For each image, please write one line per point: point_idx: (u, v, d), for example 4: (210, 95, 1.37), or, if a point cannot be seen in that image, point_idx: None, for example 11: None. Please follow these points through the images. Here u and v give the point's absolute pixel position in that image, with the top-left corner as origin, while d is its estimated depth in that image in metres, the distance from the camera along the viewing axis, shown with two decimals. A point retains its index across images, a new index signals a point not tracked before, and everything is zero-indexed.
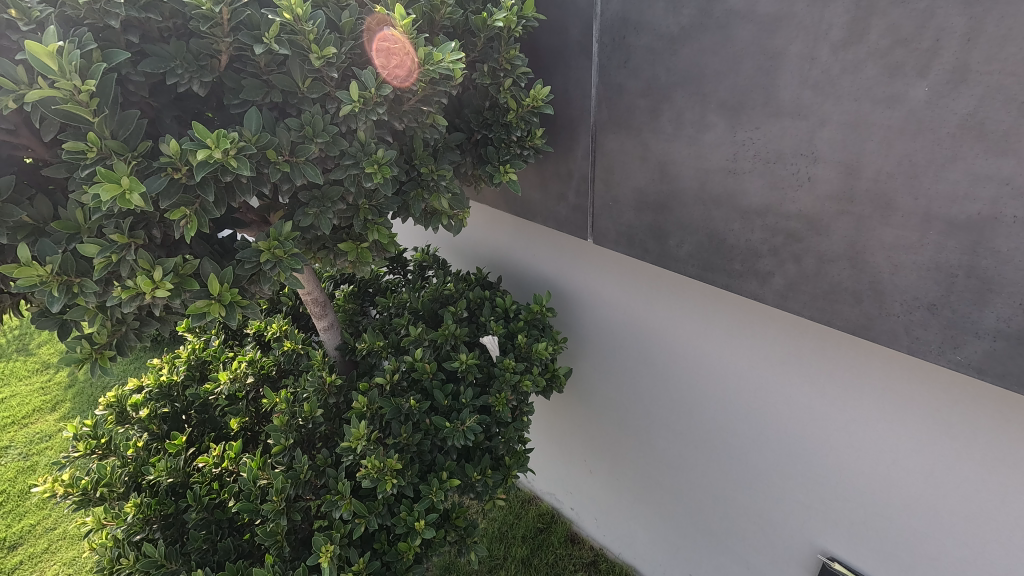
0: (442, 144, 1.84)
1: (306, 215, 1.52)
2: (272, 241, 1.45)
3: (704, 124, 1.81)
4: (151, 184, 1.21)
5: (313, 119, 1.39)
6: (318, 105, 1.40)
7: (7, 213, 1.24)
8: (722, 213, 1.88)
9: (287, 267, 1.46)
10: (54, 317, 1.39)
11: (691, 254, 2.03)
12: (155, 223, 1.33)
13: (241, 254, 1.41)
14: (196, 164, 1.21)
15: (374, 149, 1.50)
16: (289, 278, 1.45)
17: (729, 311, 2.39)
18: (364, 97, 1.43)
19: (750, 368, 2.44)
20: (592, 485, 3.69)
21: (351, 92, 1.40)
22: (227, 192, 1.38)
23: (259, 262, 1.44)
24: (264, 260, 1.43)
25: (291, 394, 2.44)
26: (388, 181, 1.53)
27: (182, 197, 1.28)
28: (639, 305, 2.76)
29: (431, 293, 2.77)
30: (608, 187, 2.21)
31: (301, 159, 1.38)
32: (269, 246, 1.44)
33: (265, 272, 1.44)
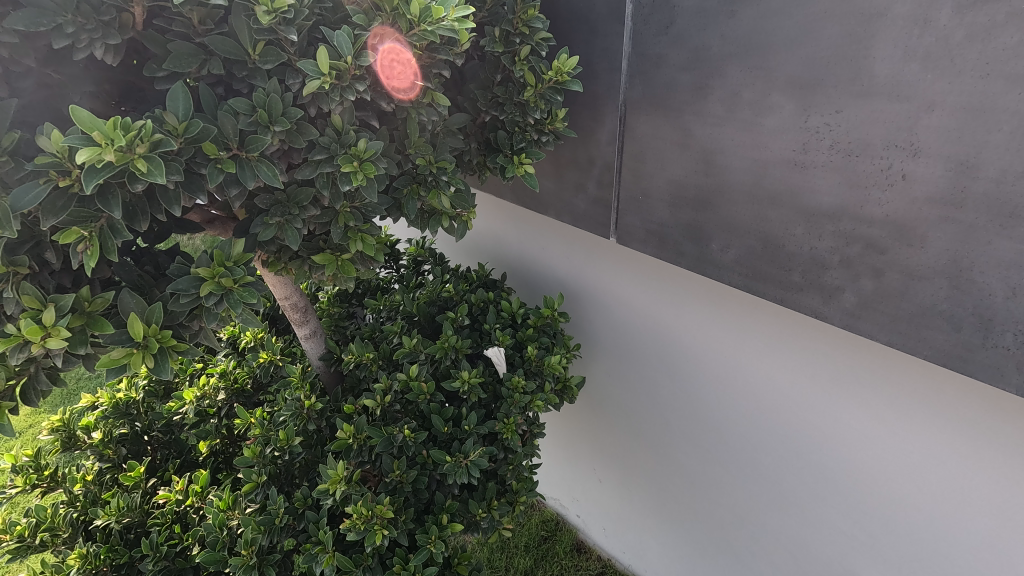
0: (442, 128, 1.48)
1: (263, 225, 1.18)
2: (218, 267, 1.13)
3: (765, 105, 1.47)
4: (20, 195, 0.93)
5: (267, 101, 1.05)
6: (277, 80, 1.05)
7: None
8: (782, 215, 1.55)
9: (236, 301, 1.15)
10: None
11: (737, 262, 1.71)
12: (47, 243, 1.05)
13: (175, 285, 1.09)
14: (85, 171, 0.88)
15: (354, 140, 1.17)
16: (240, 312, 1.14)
17: (770, 321, 2.08)
18: (337, 69, 1.10)
19: (791, 386, 2.13)
20: (600, 495, 3.42)
21: (319, 62, 1.06)
22: (148, 199, 1.08)
23: (197, 293, 1.12)
24: (203, 293, 1.11)
25: (267, 414, 2.13)
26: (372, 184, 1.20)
27: (77, 212, 1.01)
28: (662, 308, 2.44)
29: (427, 296, 2.44)
30: (637, 178, 1.86)
31: (254, 156, 1.06)
32: (212, 272, 1.13)
33: (208, 307, 1.13)
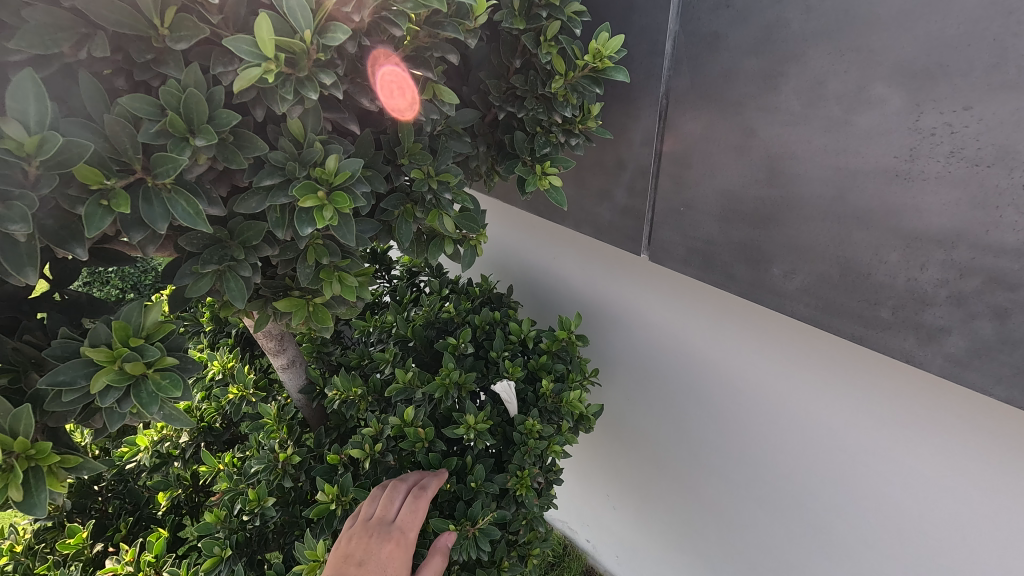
0: (443, 128, 1.16)
1: (194, 275, 0.92)
2: (120, 351, 0.89)
3: (860, 99, 1.14)
4: None
5: (175, 97, 0.83)
6: (197, 64, 0.85)
7: None
8: (870, 237, 1.23)
9: (150, 395, 0.91)
10: None
11: (803, 291, 1.39)
12: None
13: (53, 378, 0.84)
14: None
15: (319, 156, 0.89)
16: (153, 412, 0.91)
17: (826, 354, 1.75)
18: (291, 52, 0.81)
19: (849, 430, 1.79)
20: (613, 523, 3.12)
21: (263, 43, 0.77)
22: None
23: (89, 387, 0.88)
24: (96, 388, 0.86)
25: (238, 462, 1.83)
26: (347, 224, 0.91)
27: None
28: (691, 332, 2.11)
29: (424, 317, 2.13)
30: (677, 186, 1.54)
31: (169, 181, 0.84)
32: (110, 358, 0.89)
33: (105, 406, 0.89)
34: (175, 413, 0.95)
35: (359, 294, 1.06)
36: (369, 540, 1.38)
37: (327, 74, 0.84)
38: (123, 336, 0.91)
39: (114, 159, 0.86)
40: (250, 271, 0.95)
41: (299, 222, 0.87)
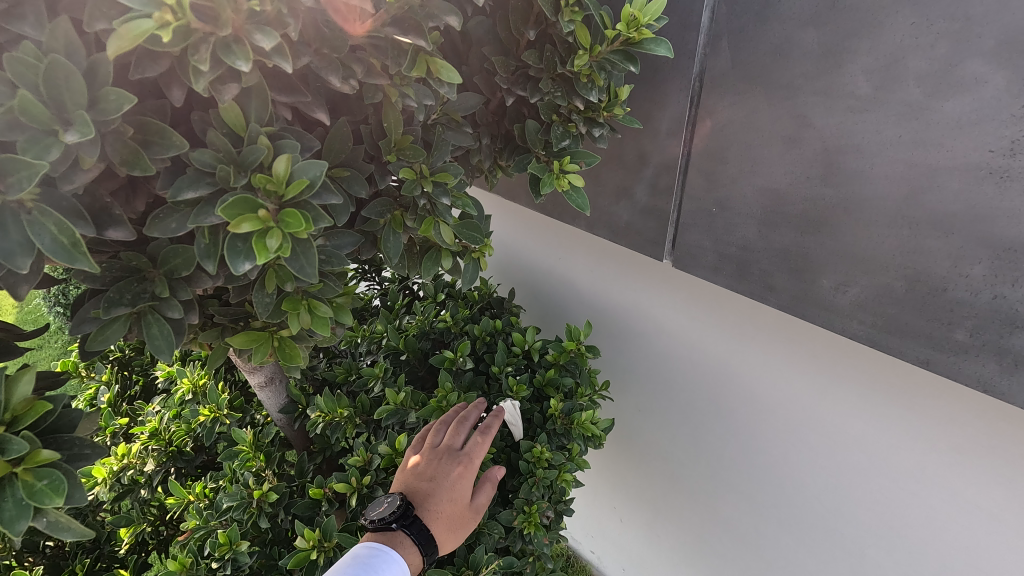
0: (439, 116, 0.98)
1: (100, 321, 0.78)
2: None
3: (949, 80, 0.94)
4: None
5: (29, 66, 0.63)
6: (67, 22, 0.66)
7: None
8: (950, 246, 1.02)
9: (19, 503, 0.71)
10: None
11: (858, 306, 1.19)
12: None
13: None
14: None
15: (257, 157, 0.69)
16: (18, 534, 0.71)
17: (871, 372, 1.55)
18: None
19: (894, 454, 1.61)
20: (618, 539, 2.93)
21: None
22: None
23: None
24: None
25: (210, 494, 1.63)
26: (303, 252, 0.71)
27: None
28: (713, 343, 1.91)
29: (417, 327, 1.92)
30: (710, 183, 1.33)
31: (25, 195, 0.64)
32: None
33: None
34: (62, 520, 0.75)
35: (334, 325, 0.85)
36: (438, 461, 1.40)
37: (262, 34, 0.64)
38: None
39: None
40: (180, 312, 0.79)
41: (230, 258, 0.66)
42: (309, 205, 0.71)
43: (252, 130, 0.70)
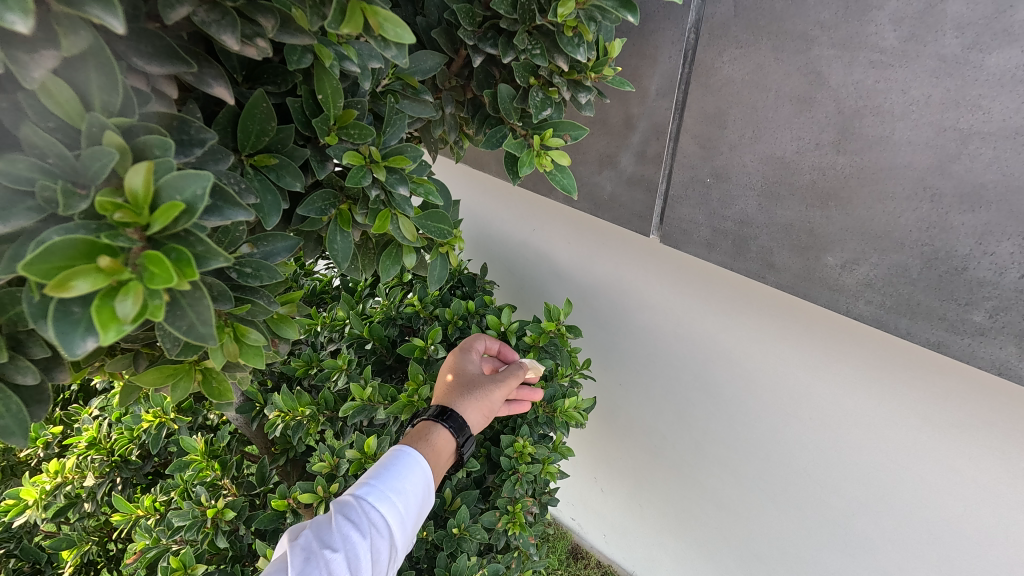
0: (390, 80, 0.78)
1: None
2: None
3: (994, 28, 0.80)
4: None
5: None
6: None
7: None
8: (976, 221, 0.92)
9: None
10: None
11: (866, 286, 1.09)
12: None
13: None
14: None
15: (100, 167, 0.47)
16: None
17: (868, 347, 1.47)
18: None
19: (885, 428, 1.55)
20: (602, 506, 2.88)
21: None
22: None
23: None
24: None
25: (160, 510, 1.47)
26: (183, 307, 0.51)
27: None
28: (701, 317, 1.81)
29: (382, 312, 1.76)
30: (705, 150, 1.19)
31: None
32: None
33: None
34: None
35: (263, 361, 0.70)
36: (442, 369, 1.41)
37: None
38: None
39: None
40: (35, 376, 0.62)
41: (59, 335, 0.45)
42: (190, 232, 0.51)
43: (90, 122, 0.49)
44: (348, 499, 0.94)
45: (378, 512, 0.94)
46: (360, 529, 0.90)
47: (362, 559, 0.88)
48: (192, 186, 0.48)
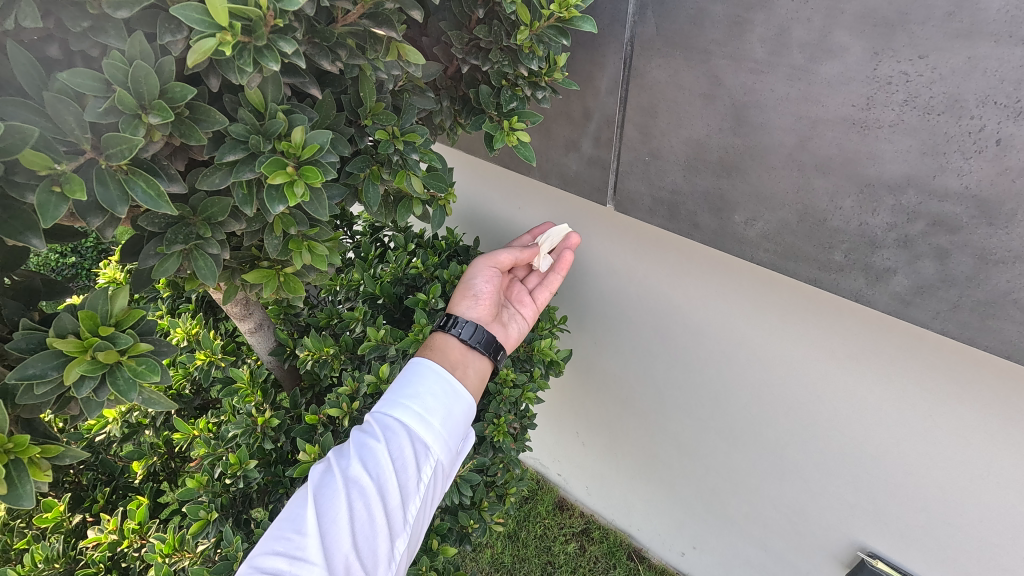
0: (405, 83, 1.11)
1: (160, 256, 0.88)
2: (15, 439, 0.81)
3: (822, 47, 1.16)
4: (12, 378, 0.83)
5: (121, 70, 0.73)
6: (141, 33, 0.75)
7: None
8: (827, 184, 1.26)
9: (127, 380, 0.85)
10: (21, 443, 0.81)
11: (763, 238, 1.42)
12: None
13: (22, 372, 0.77)
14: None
15: (282, 127, 0.84)
16: (134, 398, 0.85)
17: (781, 296, 1.81)
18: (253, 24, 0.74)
19: (801, 366, 1.90)
20: (584, 458, 3.23)
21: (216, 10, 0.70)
22: None
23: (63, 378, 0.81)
24: (70, 379, 0.80)
25: (214, 428, 1.83)
26: (317, 196, 0.90)
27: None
28: (658, 279, 2.15)
29: (391, 274, 2.09)
30: (644, 136, 1.54)
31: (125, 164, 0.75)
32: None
33: (81, 397, 0.83)
34: (154, 395, 0.90)
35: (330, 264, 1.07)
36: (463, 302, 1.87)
37: (285, 41, 0.76)
38: (92, 325, 0.84)
39: (58, 141, 0.76)
40: (219, 249, 0.91)
41: (268, 202, 0.85)
42: (322, 162, 0.88)
43: (273, 108, 0.83)
44: (368, 418, 1.27)
45: (391, 420, 1.27)
46: (374, 436, 1.22)
47: (376, 459, 1.18)
48: (324, 138, 0.85)
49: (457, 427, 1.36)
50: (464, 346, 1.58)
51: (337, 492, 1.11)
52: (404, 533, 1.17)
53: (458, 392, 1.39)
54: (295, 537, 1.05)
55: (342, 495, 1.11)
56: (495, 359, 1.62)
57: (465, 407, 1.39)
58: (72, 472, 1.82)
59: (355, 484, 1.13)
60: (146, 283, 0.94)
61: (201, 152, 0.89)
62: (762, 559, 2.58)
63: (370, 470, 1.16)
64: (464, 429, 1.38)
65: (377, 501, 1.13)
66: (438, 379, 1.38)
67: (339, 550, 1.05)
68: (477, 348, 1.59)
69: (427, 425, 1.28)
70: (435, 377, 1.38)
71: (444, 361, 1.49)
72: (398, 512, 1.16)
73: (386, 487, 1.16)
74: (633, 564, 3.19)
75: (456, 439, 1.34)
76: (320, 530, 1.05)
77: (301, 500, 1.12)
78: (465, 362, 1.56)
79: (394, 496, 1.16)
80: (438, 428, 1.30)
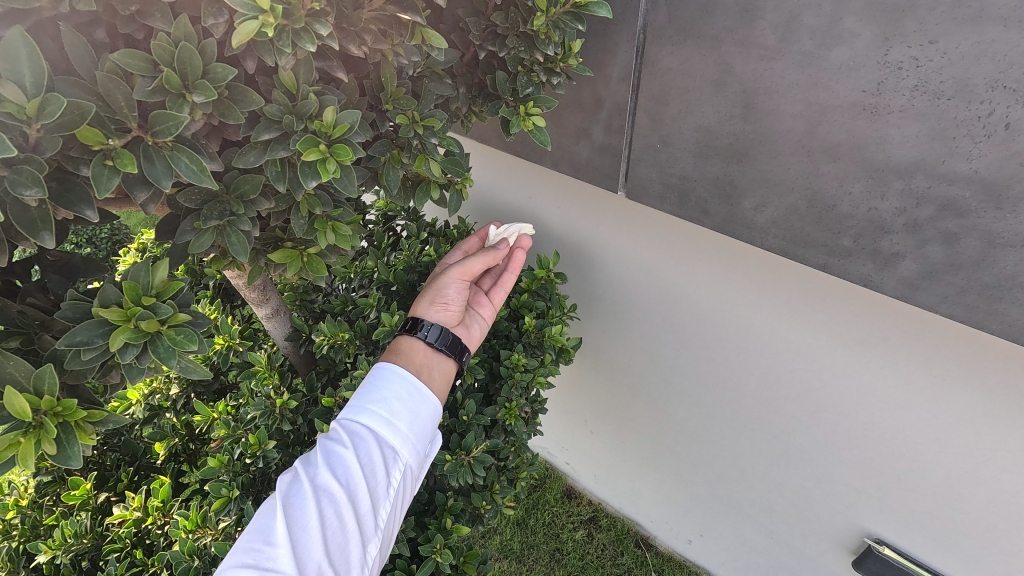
0: (423, 70, 1.14)
1: (195, 232, 0.92)
2: (63, 403, 0.87)
3: (833, 33, 1.18)
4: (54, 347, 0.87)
5: (168, 52, 0.78)
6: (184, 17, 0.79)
7: (32, 229, 0.76)
8: (836, 169, 1.28)
9: (167, 348, 0.92)
10: (65, 407, 0.87)
11: (772, 224, 1.44)
12: (40, 335, 0.93)
13: (70, 339, 0.83)
14: (39, 226, 0.77)
15: (314, 107, 0.89)
16: (174, 363, 0.92)
17: (789, 282, 1.83)
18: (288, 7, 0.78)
19: (808, 352, 1.91)
20: (592, 447, 3.25)
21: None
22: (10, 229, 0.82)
23: (107, 345, 0.87)
24: (115, 346, 0.86)
25: (232, 411, 1.88)
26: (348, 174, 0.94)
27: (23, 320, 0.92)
28: (667, 267, 2.17)
29: (404, 261, 2.12)
30: (654, 123, 1.57)
31: (170, 142, 0.80)
32: (47, 407, 0.86)
33: (125, 362, 0.89)
34: (191, 363, 0.96)
35: (353, 242, 1.13)
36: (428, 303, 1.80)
37: (319, 24, 0.80)
38: (134, 295, 0.90)
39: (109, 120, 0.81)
40: (249, 226, 0.95)
41: (303, 176, 0.90)
42: (352, 141, 0.93)
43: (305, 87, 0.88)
44: (333, 424, 1.21)
45: (358, 426, 1.20)
46: (341, 442, 1.16)
47: (345, 464, 1.12)
48: (353, 117, 0.90)
49: (426, 428, 1.30)
50: (429, 348, 1.52)
51: (306, 500, 1.06)
52: (378, 537, 1.12)
53: (423, 394, 1.32)
54: (264, 548, 0.99)
55: (312, 503, 1.05)
56: (460, 360, 1.58)
57: (432, 409, 1.33)
58: (95, 453, 1.88)
59: (325, 491, 1.08)
60: (181, 257, 1.00)
61: (234, 132, 0.92)
62: (768, 545, 2.62)
63: (339, 476, 1.10)
64: (432, 430, 1.31)
65: (347, 507, 1.08)
66: (403, 380, 1.32)
67: (311, 558, 0.99)
68: (443, 350, 1.53)
69: (394, 429, 1.22)
70: (400, 380, 1.32)
71: (409, 364, 1.42)
72: (370, 518, 1.11)
73: (356, 493, 1.10)
74: (641, 551, 3.23)
75: (425, 440, 1.28)
76: (291, 540, 1.00)
77: (268, 511, 1.06)
78: (429, 365, 1.50)
79: (364, 500, 1.11)
80: (405, 432, 1.24)
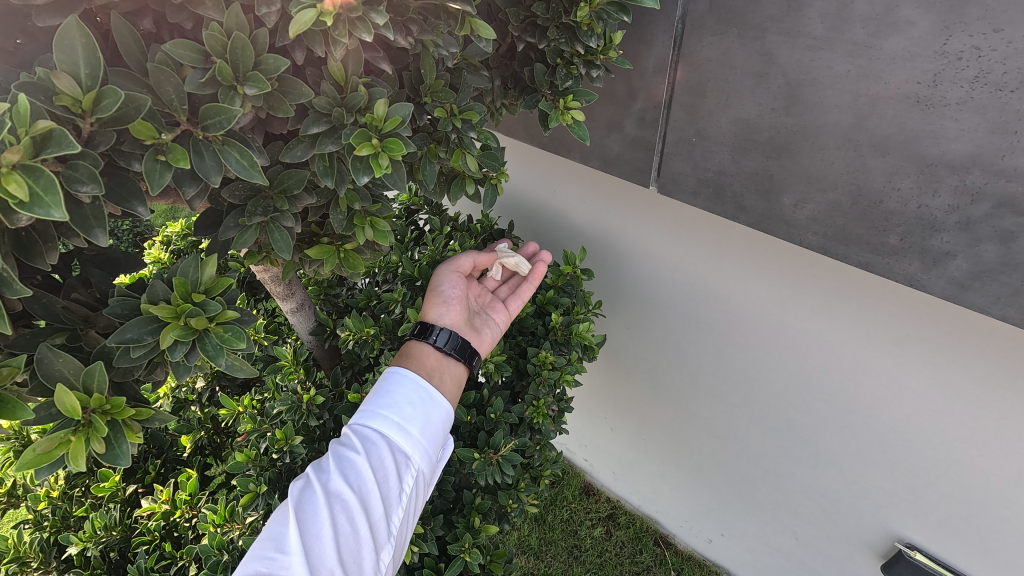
0: (460, 62, 1.11)
1: (239, 228, 0.91)
2: (112, 401, 0.86)
3: (887, 22, 1.13)
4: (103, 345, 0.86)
5: (220, 41, 0.76)
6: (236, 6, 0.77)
7: (87, 226, 0.75)
8: (884, 165, 1.23)
9: (215, 346, 0.90)
10: (114, 406, 0.87)
11: (813, 220, 1.39)
12: (87, 333, 0.93)
13: (121, 336, 0.82)
14: (91, 223, 0.75)
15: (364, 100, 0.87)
16: (222, 362, 0.90)
17: (824, 280, 1.78)
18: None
19: (842, 351, 1.87)
20: (612, 443, 3.23)
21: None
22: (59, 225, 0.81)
23: (157, 343, 0.86)
24: (165, 344, 0.85)
25: (257, 405, 1.87)
26: (397, 170, 0.93)
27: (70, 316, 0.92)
28: (696, 263, 2.13)
29: (429, 256, 2.10)
30: (691, 116, 1.53)
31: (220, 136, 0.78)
32: (96, 405, 0.85)
33: (174, 360, 0.88)
34: (237, 362, 0.94)
35: (389, 239, 1.11)
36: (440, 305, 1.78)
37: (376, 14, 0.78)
38: (183, 291, 0.90)
39: (160, 113, 0.80)
40: (293, 222, 0.94)
41: (356, 171, 0.88)
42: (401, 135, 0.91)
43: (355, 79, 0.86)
44: (346, 429, 1.19)
45: (369, 431, 1.19)
46: (353, 447, 1.14)
47: (358, 469, 1.10)
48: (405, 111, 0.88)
49: (437, 433, 1.28)
50: (439, 353, 1.49)
51: (319, 507, 1.04)
52: (389, 544, 1.11)
53: (434, 399, 1.31)
54: (277, 556, 0.97)
55: (325, 510, 1.03)
56: (470, 365, 1.54)
57: (443, 413, 1.31)
58: None
59: (338, 498, 1.06)
60: (223, 253, 0.99)
61: (279, 125, 0.91)
62: (791, 546, 2.58)
63: (352, 482, 1.08)
64: (443, 434, 1.30)
65: (361, 514, 1.06)
66: (415, 384, 1.31)
67: (324, 565, 0.98)
68: (453, 355, 1.50)
69: (407, 434, 1.21)
70: (412, 385, 1.30)
71: (420, 369, 1.40)
72: (382, 524, 1.10)
73: (369, 499, 1.09)
74: (661, 550, 3.21)
75: (436, 444, 1.27)
76: (304, 547, 0.98)
77: (280, 517, 1.04)
78: (440, 368, 1.47)
79: (377, 507, 1.09)
80: (417, 436, 1.22)
